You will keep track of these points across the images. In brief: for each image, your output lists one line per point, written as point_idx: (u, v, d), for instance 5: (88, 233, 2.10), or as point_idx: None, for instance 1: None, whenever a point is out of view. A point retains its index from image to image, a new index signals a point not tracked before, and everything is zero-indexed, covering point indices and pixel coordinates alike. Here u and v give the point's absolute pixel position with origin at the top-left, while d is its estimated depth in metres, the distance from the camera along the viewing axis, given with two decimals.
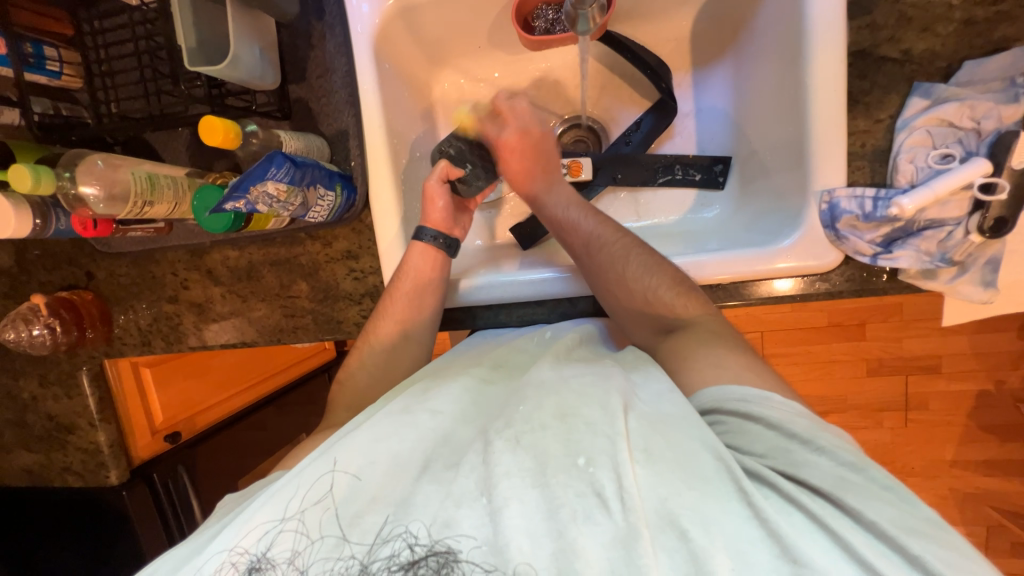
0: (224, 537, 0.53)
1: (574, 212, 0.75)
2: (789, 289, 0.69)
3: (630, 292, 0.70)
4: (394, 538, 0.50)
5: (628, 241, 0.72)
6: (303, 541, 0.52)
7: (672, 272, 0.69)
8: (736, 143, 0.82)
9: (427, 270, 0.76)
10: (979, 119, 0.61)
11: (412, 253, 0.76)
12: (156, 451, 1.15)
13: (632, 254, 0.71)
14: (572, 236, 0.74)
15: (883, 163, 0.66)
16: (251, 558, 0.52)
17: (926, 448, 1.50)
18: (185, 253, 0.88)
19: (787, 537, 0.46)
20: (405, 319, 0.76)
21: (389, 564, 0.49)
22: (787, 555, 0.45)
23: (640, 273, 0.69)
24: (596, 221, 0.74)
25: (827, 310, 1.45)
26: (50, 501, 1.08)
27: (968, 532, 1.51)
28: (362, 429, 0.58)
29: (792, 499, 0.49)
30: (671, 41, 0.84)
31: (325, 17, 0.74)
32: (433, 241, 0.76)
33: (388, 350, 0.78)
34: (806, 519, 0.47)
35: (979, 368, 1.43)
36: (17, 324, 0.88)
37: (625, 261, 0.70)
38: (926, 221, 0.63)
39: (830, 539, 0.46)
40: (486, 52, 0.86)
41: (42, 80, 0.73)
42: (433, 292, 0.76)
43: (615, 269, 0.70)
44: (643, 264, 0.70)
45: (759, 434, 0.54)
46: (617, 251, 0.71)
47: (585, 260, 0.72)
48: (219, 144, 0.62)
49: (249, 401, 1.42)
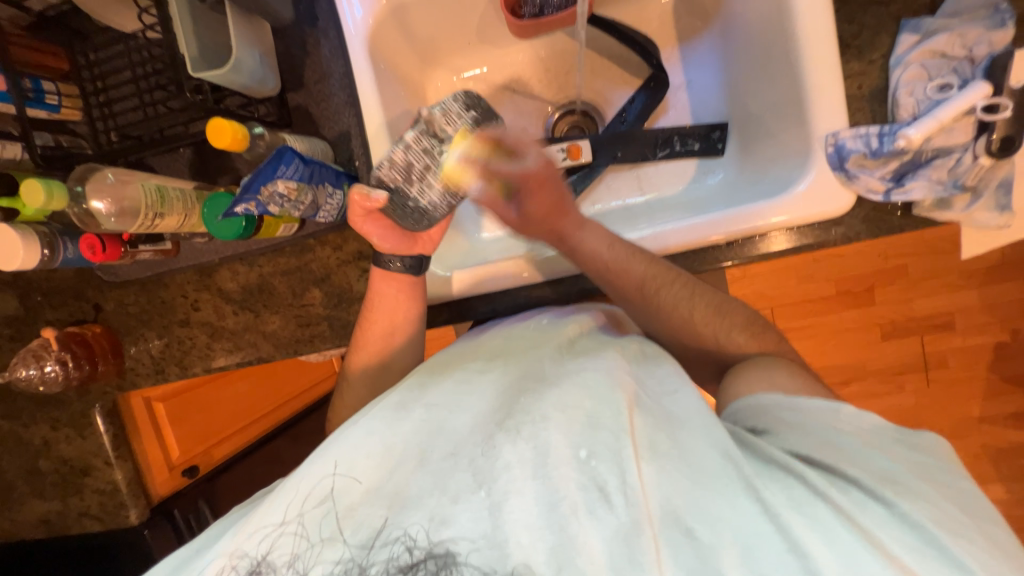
0: (222, 541, 0.51)
1: (620, 251, 0.69)
2: (782, 246, 0.70)
3: (699, 336, 0.71)
4: (393, 541, 0.47)
5: (683, 279, 0.70)
6: (303, 544, 0.49)
7: (742, 315, 0.72)
8: (732, 108, 0.83)
9: (396, 298, 0.75)
10: (971, 46, 0.64)
11: (378, 281, 0.75)
12: (176, 487, 1.11)
13: (697, 296, 0.71)
14: (623, 280, 0.69)
15: (882, 102, 0.67)
16: (251, 561, 0.49)
17: (951, 407, 1.48)
18: (194, 273, 0.87)
19: (797, 532, 0.45)
20: (382, 349, 0.77)
21: (388, 567, 0.46)
22: (796, 550, 0.44)
23: (709, 316, 0.71)
24: (647, 259, 0.69)
25: (833, 278, 1.46)
26: (70, 548, 1.05)
27: (1005, 489, 1.49)
28: (353, 427, 0.55)
29: (820, 491, 0.47)
30: (655, 18, 0.87)
31: (318, 24, 0.76)
32: (398, 266, 0.74)
33: (368, 384, 0.78)
34: (832, 511, 0.46)
35: (991, 320, 1.43)
36: (28, 361, 0.87)
37: (690, 303, 0.70)
38: (934, 150, 0.64)
39: (855, 531, 0.45)
40: (476, 47, 0.89)
41: (42, 115, 0.73)
42: (413, 306, 0.77)
43: (681, 312, 0.70)
44: (710, 306, 0.71)
45: (805, 432, 0.54)
46: (679, 294, 0.69)
47: (643, 303, 0.71)
48: (227, 146, 0.62)
49: (257, 435, 1.38)
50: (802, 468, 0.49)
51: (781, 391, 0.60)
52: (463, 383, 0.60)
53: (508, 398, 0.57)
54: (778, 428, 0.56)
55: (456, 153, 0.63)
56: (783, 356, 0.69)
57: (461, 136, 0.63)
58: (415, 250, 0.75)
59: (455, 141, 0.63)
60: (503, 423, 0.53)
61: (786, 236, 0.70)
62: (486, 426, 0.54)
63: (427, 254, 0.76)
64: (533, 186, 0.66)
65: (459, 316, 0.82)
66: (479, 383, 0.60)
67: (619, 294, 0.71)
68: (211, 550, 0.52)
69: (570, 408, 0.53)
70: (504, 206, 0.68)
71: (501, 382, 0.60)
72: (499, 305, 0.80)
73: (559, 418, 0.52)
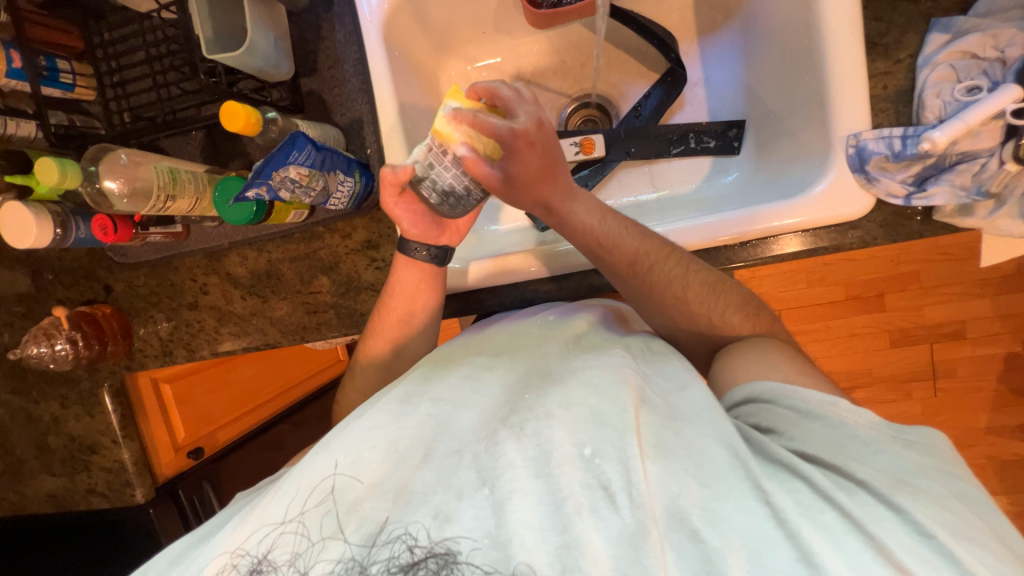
0: (225, 538, 0.51)
1: (612, 224, 0.67)
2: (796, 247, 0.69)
3: (692, 317, 0.70)
4: (393, 541, 0.47)
5: (678, 254, 0.67)
6: (303, 542, 0.49)
7: (737, 293, 0.70)
8: (750, 106, 0.81)
9: (417, 285, 0.74)
10: (1003, 48, 0.62)
11: (399, 265, 0.74)
12: (179, 468, 1.12)
13: (691, 271, 0.68)
14: (615, 255, 0.67)
15: (907, 103, 0.66)
16: (251, 560, 0.49)
17: (958, 417, 1.46)
18: (203, 258, 0.87)
19: (808, 540, 0.44)
20: (399, 336, 0.76)
21: (389, 566, 0.46)
22: (806, 558, 0.43)
23: (704, 294, 0.68)
24: (641, 234, 0.67)
25: (843, 283, 1.44)
26: (77, 523, 1.07)
27: (1010, 501, 1.47)
28: (355, 423, 0.56)
29: (828, 495, 0.47)
30: (675, 11, 0.85)
31: (333, 8, 0.75)
32: (424, 254, 0.73)
33: (381, 370, 0.77)
34: (838, 517, 0.46)
35: (1004, 331, 1.40)
36: (40, 339, 0.88)
37: (685, 281, 0.67)
38: (959, 154, 0.63)
39: (864, 539, 0.44)
40: (491, 36, 0.87)
41: (57, 93, 0.73)
42: (433, 295, 0.76)
43: (675, 288, 0.67)
44: (706, 285, 0.68)
45: (810, 430, 0.54)
46: (673, 270, 0.67)
47: (635, 279, 0.68)
48: (241, 129, 0.62)
49: (262, 420, 1.39)
50: (806, 468, 0.49)
51: (778, 378, 0.59)
52: (470, 378, 0.60)
53: (513, 394, 0.57)
54: (783, 426, 0.55)
55: (448, 105, 0.60)
56: (777, 337, 0.69)
57: (454, 91, 0.62)
58: (441, 240, 0.74)
59: (449, 94, 0.61)
60: (507, 420, 0.53)
61: (800, 239, 0.69)
62: (490, 423, 0.54)
63: (451, 245, 0.76)
64: (519, 147, 0.59)
65: (466, 307, 0.82)
66: (486, 378, 0.60)
67: (610, 268, 0.68)
68: (215, 543, 0.52)
69: (577, 406, 0.53)
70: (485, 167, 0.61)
71: (508, 378, 0.60)
72: (507, 299, 0.80)
73: (564, 415, 0.52)
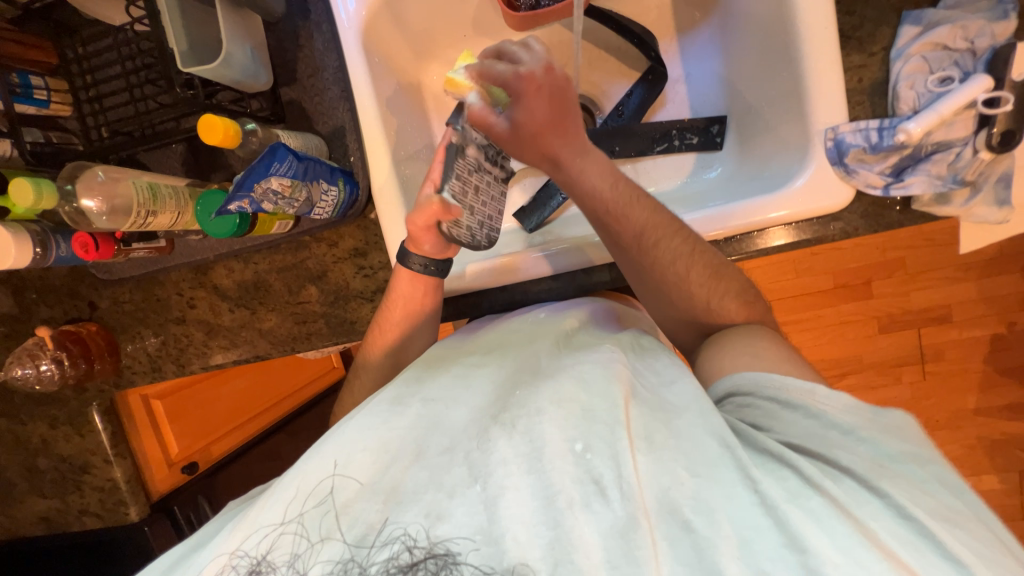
0: (219, 542, 0.50)
1: (621, 189, 0.65)
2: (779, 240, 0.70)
3: (690, 299, 0.69)
4: (392, 540, 0.47)
5: (687, 235, 0.66)
6: (302, 543, 0.49)
7: (739, 282, 0.69)
8: (729, 101, 0.82)
9: (419, 299, 0.74)
10: (973, 39, 0.63)
11: (398, 279, 0.73)
12: (174, 483, 1.11)
13: (697, 254, 0.66)
14: (623, 226, 0.65)
15: (881, 95, 0.67)
16: (251, 560, 0.48)
17: (948, 399, 1.49)
18: (189, 271, 0.86)
19: (800, 529, 0.44)
20: (394, 344, 0.76)
21: (388, 566, 0.46)
22: (794, 544, 0.44)
23: (705, 280, 0.67)
24: (651, 207, 0.65)
25: (832, 271, 1.45)
26: (68, 545, 1.05)
27: (999, 479, 1.50)
28: (350, 423, 0.56)
29: (813, 482, 0.47)
30: (654, 9, 0.86)
31: (310, 16, 0.75)
32: (419, 267, 0.71)
33: (377, 377, 0.76)
34: (825, 503, 0.46)
35: (989, 312, 1.43)
36: (24, 360, 0.86)
37: (690, 261, 0.66)
38: (934, 144, 0.64)
39: (849, 523, 0.44)
40: (472, 40, 0.87)
41: (31, 111, 0.71)
42: (431, 305, 0.75)
43: (677, 269, 0.67)
44: (707, 273, 0.67)
45: (793, 423, 0.54)
46: (678, 248, 0.66)
47: (638, 257, 0.67)
48: (220, 142, 0.61)
49: (252, 435, 1.37)
50: (794, 457, 0.49)
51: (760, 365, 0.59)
52: (460, 378, 0.60)
53: (504, 391, 0.57)
54: (769, 422, 0.55)
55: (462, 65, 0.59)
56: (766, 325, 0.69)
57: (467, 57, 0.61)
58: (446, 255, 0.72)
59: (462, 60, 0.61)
60: (497, 417, 0.53)
61: (785, 231, 0.69)
62: (481, 421, 0.54)
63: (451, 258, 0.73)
64: (527, 90, 0.58)
65: (457, 311, 0.82)
66: (477, 377, 0.60)
67: (611, 243, 0.67)
68: (208, 548, 0.51)
69: (568, 403, 0.53)
70: (495, 116, 0.60)
71: (496, 378, 0.60)
72: (498, 302, 0.80)
73: (556, 412, 0.52)
